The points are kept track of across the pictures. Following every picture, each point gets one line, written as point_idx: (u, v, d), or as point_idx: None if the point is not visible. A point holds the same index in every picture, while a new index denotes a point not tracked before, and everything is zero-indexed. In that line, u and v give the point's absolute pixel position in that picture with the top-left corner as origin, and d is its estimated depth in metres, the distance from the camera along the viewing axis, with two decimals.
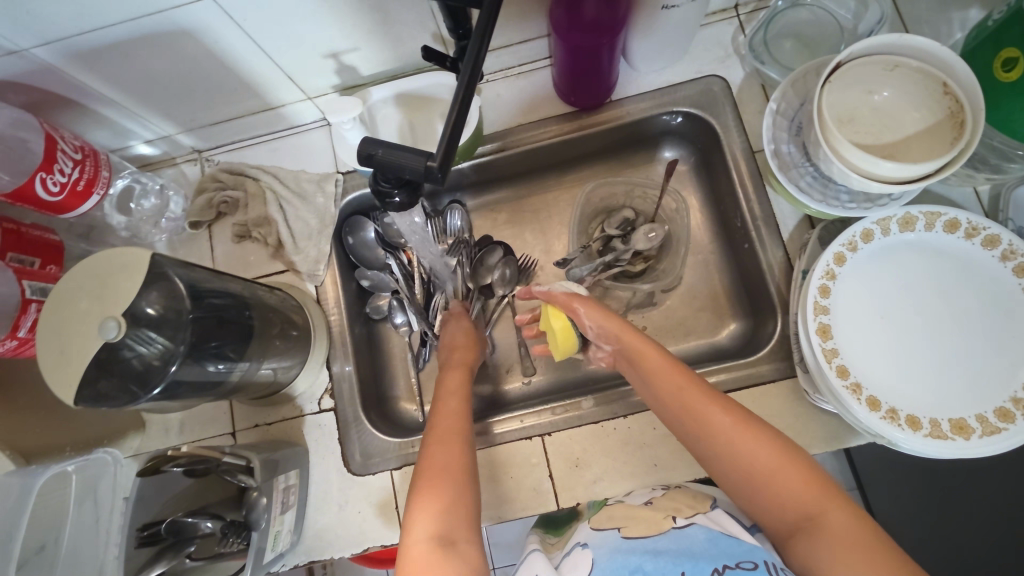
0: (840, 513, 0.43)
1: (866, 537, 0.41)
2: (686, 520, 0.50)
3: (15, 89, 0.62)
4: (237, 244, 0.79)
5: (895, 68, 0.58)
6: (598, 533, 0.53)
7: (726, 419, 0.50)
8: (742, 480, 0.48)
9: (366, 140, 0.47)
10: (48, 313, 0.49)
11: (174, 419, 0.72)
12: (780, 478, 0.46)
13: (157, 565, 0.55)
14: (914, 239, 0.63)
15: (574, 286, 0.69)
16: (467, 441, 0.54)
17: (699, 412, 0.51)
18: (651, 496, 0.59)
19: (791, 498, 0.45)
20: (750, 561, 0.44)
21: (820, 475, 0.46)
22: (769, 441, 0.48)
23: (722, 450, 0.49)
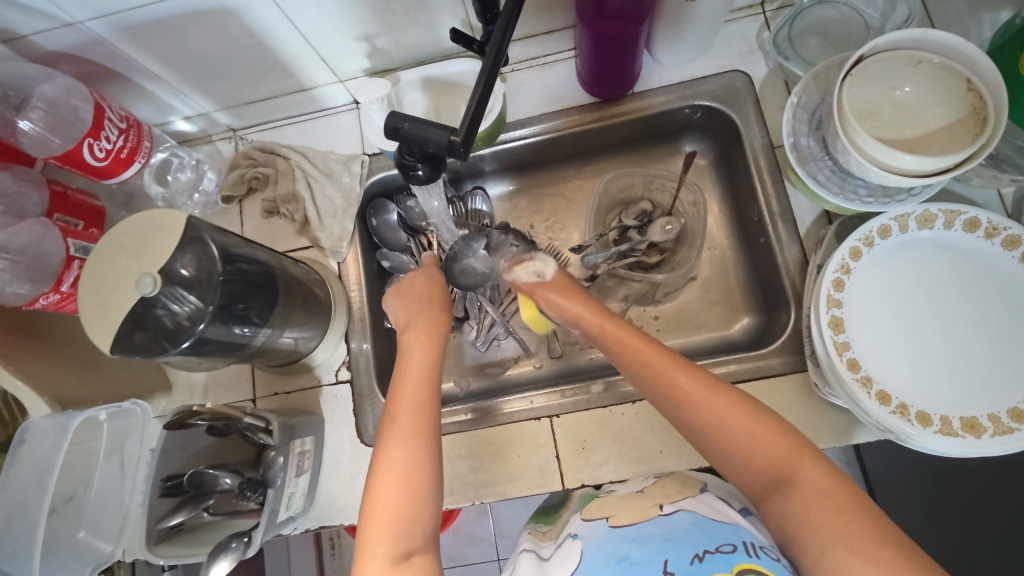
0: (812, 470, 0.44)
1: (841, 494, 0.42)
2: (674, 507, 0.50)
3: (70, 61, 0.65)
4: (266, 219, 0.82)
5: (918, 64, 0.58)
6: (587, 524, 0.53)
7: (697, 385, 0.51)
8: (717, 446, 0.48)
9: (394, 113, 0.50)
10: (91, 268, 0.52)
11: (198, 383, 0.75)
12: (755, 441, 0.46)
13: (178, 514, 0.59)
14: (932, 237, 0.63)
15: (542, 265, 0.66)
16: (430, 434, 0.50)
17: (669, 381, 0.52)
18: (642, 483, 0.60)
19: (766, 460, 0.46)
20: (729, 544, 0.43)
21: (792, 433, 0.47)
22: (740, 405, 0.49)
23: (696, 418, 0.50)
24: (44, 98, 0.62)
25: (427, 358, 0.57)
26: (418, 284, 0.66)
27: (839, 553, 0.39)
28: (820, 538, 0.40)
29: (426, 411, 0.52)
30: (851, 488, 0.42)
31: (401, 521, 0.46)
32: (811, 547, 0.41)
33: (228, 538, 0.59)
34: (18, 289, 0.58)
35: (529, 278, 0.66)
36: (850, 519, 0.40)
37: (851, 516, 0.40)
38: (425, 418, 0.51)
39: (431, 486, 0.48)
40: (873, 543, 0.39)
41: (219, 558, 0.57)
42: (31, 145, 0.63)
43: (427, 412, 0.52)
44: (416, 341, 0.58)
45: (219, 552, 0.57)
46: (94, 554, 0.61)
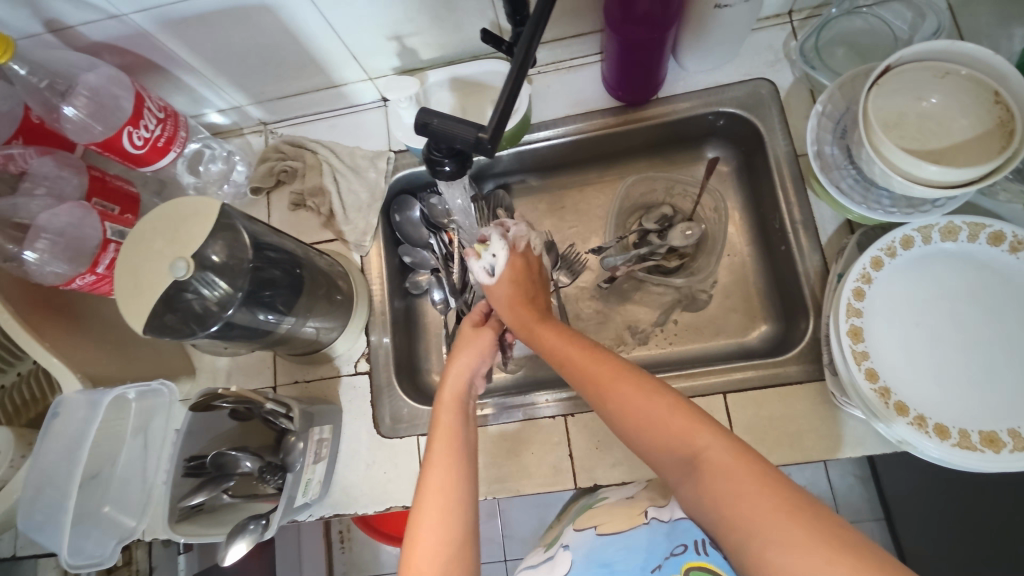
0: (714, 447, 0.45)
1: (743, 467, 0.43)
2: (653, 514, 0.57)
3: (113, 51, 0.68)
4: (293, 212, 0.83)
5: (946, 75, 0.58)
6: (578, 534, 0.60)
7: (603, 373, 0.53)
8: (631, 433, 0.50)
9: (424, 109, 0.51)
10: (127, 251, 0.54)
11: (222, 368, 0.77)
12: (659, 423, 0.48)
13: (198, 494, 0.61)
14: (954, 249, 0.62)
15: (490, 256, 0.66)
16: (467, 489, 0.49)
17: (583, 373, 0.54)
18: (631, 491, 0.65)
19: (673, 440, 0.47)
20: (681, 545, 0.51)
21: (692, 411, 0.48)
22: (643, 389, 0.50)
23: (609, 408, 0.52)
24: (88, 87, 0.64)
25: (456, 412, 0.54)
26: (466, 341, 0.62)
27: (758, 538, 0.40)
28: (737, 522, 0.42)
29: (462, 469, 0.50)
30: (755, 462, 0.44)
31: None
32: (732, 531, 0.42)
33: (246, 519, 0.60)
34: (57, 269, 0.61)
35: (482, 274, 0.66)
36: (766, 489, 0.42)
37: (763, 494, 0.41)
38: (462, 486, 0.49)
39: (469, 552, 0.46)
40: (784, 521, 0.40)
41: (237, 538, 0.59)
42: (75, 130, 0.65)
43: (460, 475, 0.49)
44: (451, 392, 0.56)
45: (237, 533, 0.59)
46: (117, 529, 0.62)
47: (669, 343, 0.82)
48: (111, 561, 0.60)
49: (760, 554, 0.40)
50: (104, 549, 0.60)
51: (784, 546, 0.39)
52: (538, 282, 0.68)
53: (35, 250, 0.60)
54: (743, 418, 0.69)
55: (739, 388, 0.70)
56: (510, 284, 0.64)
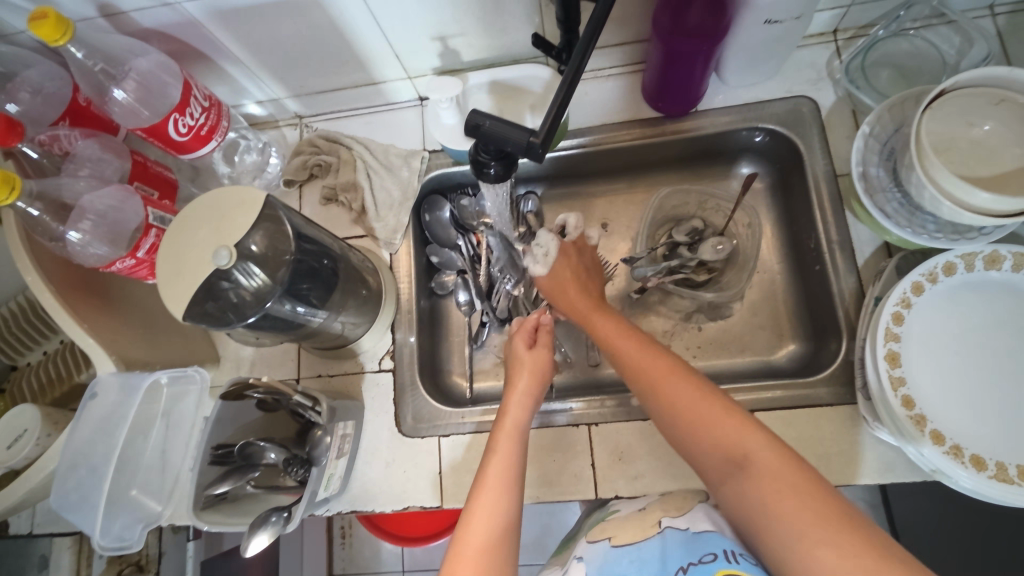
0: (764, 453, 0.47)
1: (792, 475, 0.46)
2: (668, 524, 0.56)
3: (162, 38, 0.68)
4: (324, 206, 0.83)
5: (1001, 102, 0.57)
6: (591, 546, 0.59)
7: (654, 368, 0.56)
8: (679, 430, 0.52)
9: (475, 111, 0.51)
10: (170, 237, 0.55)
11: (246, 358, 0.77)
12: (706, 421, 0.51)
13: (224, 483, 0.60)
14: (997, 278, 0.62)
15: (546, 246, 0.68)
16: (512, 527, 0.50)
17: (639, 365, 0.57)
18: (643, 504, 0.63)
19: (722, 441, 0.49)
20: (710, 554, 0.49)
21: (744, 417, 0.50)
22: (696, 388, 0.53)
23: (661, 403, 0.54)
24: (139, 72, 0.65)
25: (515, 440, 0.56)
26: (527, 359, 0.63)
27: (804, 539, 0.43)
28: (784, 524, 0.44)
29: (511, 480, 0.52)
30: (804, 470, 0.46)
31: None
32: (777, 531, 0.45)
33: (268, 511, 0.60)
34: (99, 251, 0.61)
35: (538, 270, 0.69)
36: (808, 496, 0.44)
37: (810, 504, 0.44)
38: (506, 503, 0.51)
39: (507, 553, 0.48)
40: (832, 528, 0.42)
41: (259, 530, 0.58)
42: (122, 114, 0.66)
43: (509, 499, 0.51)
44: (511, 421, 0.58)
45: (260, 524, 0.58)
46: (144, 512, 0.62)
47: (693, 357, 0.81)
48: (139, 545, 0.60)
49: (808, 557, 0.42)
50: (132, 533, 0.60)
51: (830, 551, 0.41)
52: (587, 267, 0.71)
53: (78, 230, 0.61)
54: None
55: (768, 407, 0.69)
56: (559, 277, 0.68)
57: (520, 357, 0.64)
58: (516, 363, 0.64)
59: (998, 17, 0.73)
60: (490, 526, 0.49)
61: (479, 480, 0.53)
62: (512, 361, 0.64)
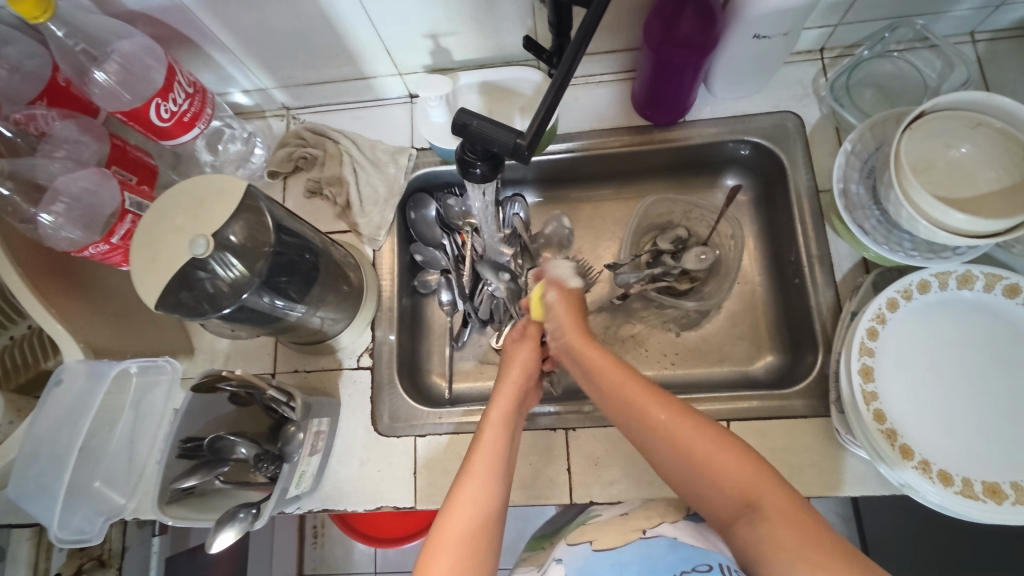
0: (775, 498, 0.47)
1: (797, 516, 0.45)
2: (653, 531, 0.55)
3: (146, 22, 0.67)
4: (308, 199, 0.83)
5: (979, 126, 0.59)
6: (571, 548, 0.58)
7: (653, 403, 0.54)
8: (681, 467, 0.51)
9: (463, 110, 0.51)
10: (146, 223, 0.54)
11: (221, 350, 0.76)
12: (712, 460, 0.50)
13: (191, 477, 0.59)
14: (970, 298, 0.63)
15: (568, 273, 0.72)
16: (492, 531, 0.50)
17: (631, 399, 0.55)
18: (625, 509, 0.63)
19: (731, 482, 0.49)
20: (705, 564, 0.49)
21: (755, 460, 0.49)
22: (702, 430, 0.52)
23: (662, 439, 0.53)
24: (121, 54, 0.64)
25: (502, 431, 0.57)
26: (522, 351, 0.66)
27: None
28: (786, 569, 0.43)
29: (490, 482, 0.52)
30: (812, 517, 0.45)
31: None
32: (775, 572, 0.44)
33: (236, 507, 0.59)
34: (72, 235, 0.60)
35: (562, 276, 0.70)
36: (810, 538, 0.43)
37: (812, 542, 0.43)
38: (488, 505, 0.51)
39: (489, 548, 0.49)
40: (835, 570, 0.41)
41: (225, 527, 0.57)
42: (104, 97, 0.64)
43: (492, 491, 0.52)
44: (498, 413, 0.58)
45: (227, 520, 0.57)
46: (107, 505, 0.62)
47: (672, 363, 0.81)
48: (98, 538, 0.59)
49: None
50: (92, 526, 0.60)
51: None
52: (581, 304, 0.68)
53: (51, 212, 0.60)
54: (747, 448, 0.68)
55: (744, 417, 0.70)
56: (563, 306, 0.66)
57: (512, 354, 0.67)
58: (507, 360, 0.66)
59: (979, 44, 0.75)
60: (470, 513, 0.50)
61: (464, 470, 0.53)
62: (507, 352, 0.68)
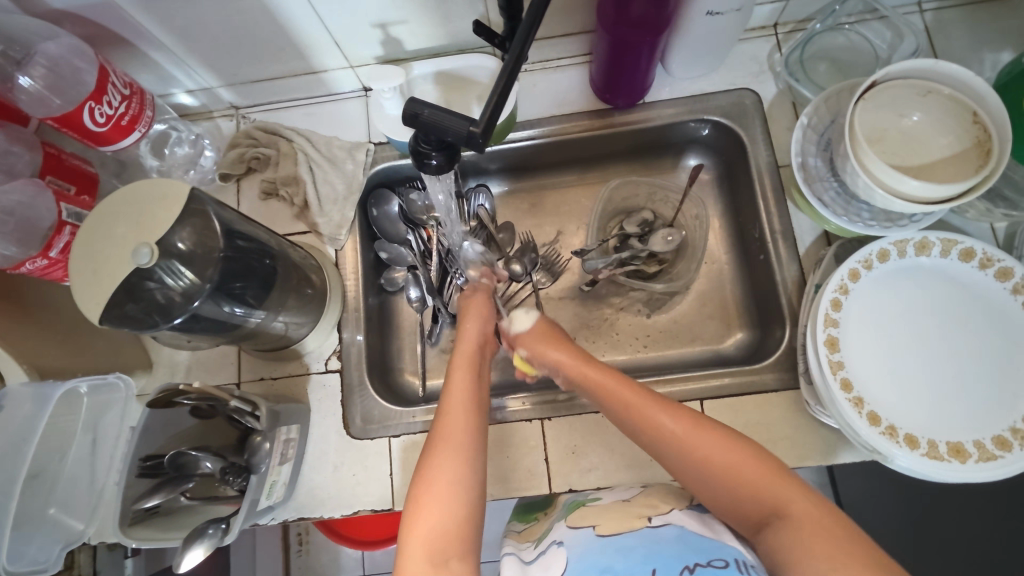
0: (800, 501, 0.47)
1: (825, 518, 0.45)
2: (660, 520, 0.54)
3: (73, 21, 0.63)
4: (264, 201, 0.80)
5: (928, 93, 0.60)
6: (573, 531, 0.56)
7: (674, 418, 0.54)
8: (703, 481, 0.52)
9: (413, 99, 0.49)
10: (84, 233, 0.51)
11: (182, 363, 0.73)
12: (737, 470, 0.50)
13: (155, 496, 0.57)
14: (928, 264, 0.64)
15: (525, 317, 0.68)
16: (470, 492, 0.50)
17: (645, 418, 0.55)
18: (629, 493, 0.62)
19: (759, 491, 0.49)
20: (722, 560, 0.47)
21: (776, 466, 0.50)
22: (724, 441, 0.52)
23: (683, 453, 0.53)
24: (47, 56, 0.61)
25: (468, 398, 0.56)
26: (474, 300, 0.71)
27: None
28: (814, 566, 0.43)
29: (471, 430, 0.53)
30: (838, 517, 0.46)
31: (450, 532, 0.47)
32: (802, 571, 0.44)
33: (205, 524, 0.57)
34: (5, 251, 0.56)
35: (519, 325, 0.67)
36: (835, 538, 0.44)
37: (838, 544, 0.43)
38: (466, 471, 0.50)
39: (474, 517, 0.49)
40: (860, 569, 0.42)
41: (194, 544, 0.55)
42: (30, 103, 0.60)
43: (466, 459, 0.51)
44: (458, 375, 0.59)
45: (195, 538, 0.55)
46: (63, 533, 0.59)
47: (645, 346, 0.81)
48: (56, 568, 0.57)
49: None
50: (48, 554, 0.57)
51: None
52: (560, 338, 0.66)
53: None
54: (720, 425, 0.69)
55: (717, 395, 0.70)
56: (534, 348, 0.65)
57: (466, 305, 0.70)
58: (466, 312, 0.69)
59: (926, 13, 0.76)
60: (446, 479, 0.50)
61: (443, 408, 0.55)
62: (461, 307, 0.71)
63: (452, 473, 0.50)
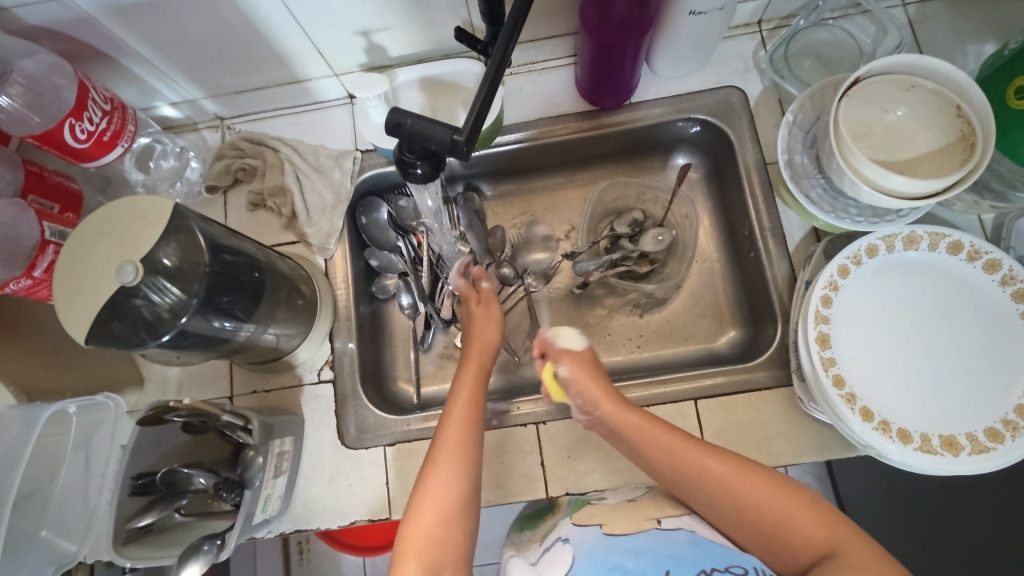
0: (851, 546, 0.46)
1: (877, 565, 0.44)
2: (669, 522, 0.54)
3: (51, 37, 0.63)
4: (252, 212, 0.79)
5: (912, 88, 0.60)
6: (579, 529, 0.56)
7: (717, 462, 0.53)
8: (753, 528, 0.50)
9: (396, 109, 0.49)
10: (67, 252, 0.50)
11: (173, 378, 0.73)
12: (787, 517, 0.49)
13: (147, 515, 0.57)
14: (916, 258, 0.64)
15: (574, 338, 0.66)
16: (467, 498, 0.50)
17: (689, 466, 0.53)
18: (633, 494, 0.63)
19: (809, 536, 0.48)
20: (739, 567, 0.48)
21: (826, 510, 0.49)
22: (770, 485, 0.51)
23: (731, 500, 0.51)
24: (25, 74, 0.60)
25: (470, 413, 0.56)
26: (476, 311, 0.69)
27: None
28: None
29: (469, 439, 0.53)
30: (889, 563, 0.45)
31: (443, 549, 0.47)
32: None
33: (200, 540, 0.56)
34: None
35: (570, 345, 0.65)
36: None
37: None
38: (462, 471, 0.51)
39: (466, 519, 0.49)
40: None
41: (190, 561, 0.55)
42: (9, 121, 0.60)
43: (461, 461, 0.52)
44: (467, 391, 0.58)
45: (191, 555, 0.55)
46: (56, 554, 0.59)
47: (638, 347, 0.81)
48: None
49: None
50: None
51: None
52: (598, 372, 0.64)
53: None
54: (714, 424, 0.69)
55: (711, 394, 0.70)
56: (582, 377, 0.62)
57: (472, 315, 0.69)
58: (469, 332, 0.68)
59: (909, 7, 0.76)
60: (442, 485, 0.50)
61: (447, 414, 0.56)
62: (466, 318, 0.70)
63: (449, 477, 0.50)
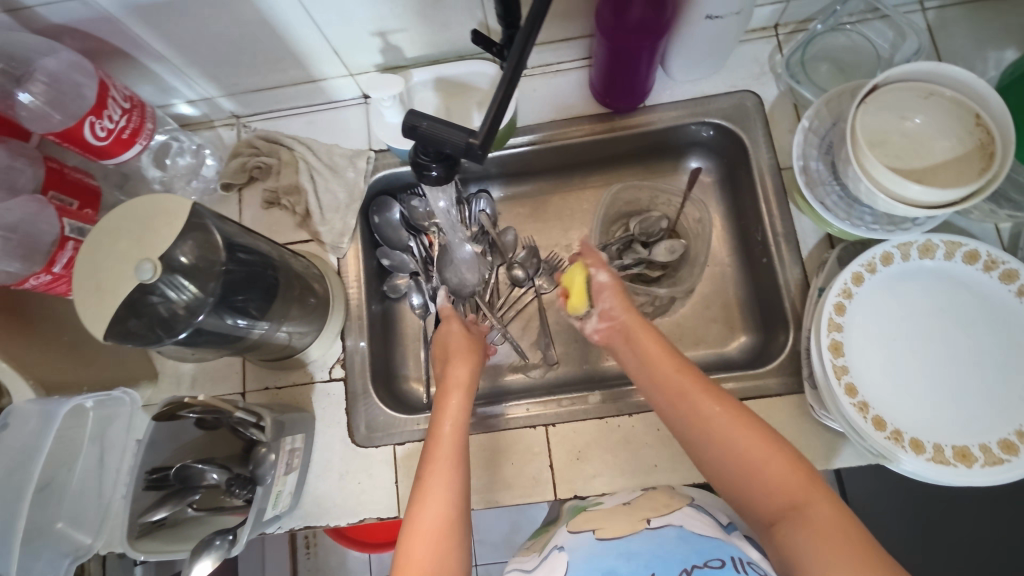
0: (822, 505, 0.46)
1: (843, 524, 0.44)
2: (657, 522, 0.54)
3: (73, 35, 0.64)
4: (266, 210, 0.80)
5: (930, 96, 0.59)
6: (573, 535, 0.57)
7: (717, 401, 0.55)
8: (731, 471, 0.51)
9: (412, 111, 0.49)
10: (86, 250, 0.51)
11: (187, 374, 0.73)
12: (764, 459, 0.49)
13: (161, 509, 0.58)
14: (932, 266, 0.64)
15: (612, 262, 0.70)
16: (457, 529, 0.51)
17: (688, 397, 0.56)
18: (629, 497, 0.63)
19: (781, 485, 0.48)
20: (718, 559, 0.47)
21: (808, 470, 0.49)
22: (757, 432, 0.52)
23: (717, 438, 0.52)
24: (46, 72, 0.61)
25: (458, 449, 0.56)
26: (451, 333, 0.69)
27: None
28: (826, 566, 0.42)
29: (457, 470, 0.54)
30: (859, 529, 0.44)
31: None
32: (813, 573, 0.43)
33: (212, 534, 0.57)
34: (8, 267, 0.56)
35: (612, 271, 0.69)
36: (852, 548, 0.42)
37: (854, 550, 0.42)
38: (452, 487, 0.53)
39: (460, 545, 0.50)
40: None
41: (202, 555, 0.56)
42: (31, 118, 0.61)
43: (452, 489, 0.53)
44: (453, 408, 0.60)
45: (203, 549, 0.56)
46: (71, 546, 0.60)
47: None
48: None
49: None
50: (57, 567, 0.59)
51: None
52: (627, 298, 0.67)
53: None
54: None
55: None
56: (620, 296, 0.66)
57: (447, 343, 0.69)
58: (450, 356, 0.67)
59: (928, 12, 0.76)
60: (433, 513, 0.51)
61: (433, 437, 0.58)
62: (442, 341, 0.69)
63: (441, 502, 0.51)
